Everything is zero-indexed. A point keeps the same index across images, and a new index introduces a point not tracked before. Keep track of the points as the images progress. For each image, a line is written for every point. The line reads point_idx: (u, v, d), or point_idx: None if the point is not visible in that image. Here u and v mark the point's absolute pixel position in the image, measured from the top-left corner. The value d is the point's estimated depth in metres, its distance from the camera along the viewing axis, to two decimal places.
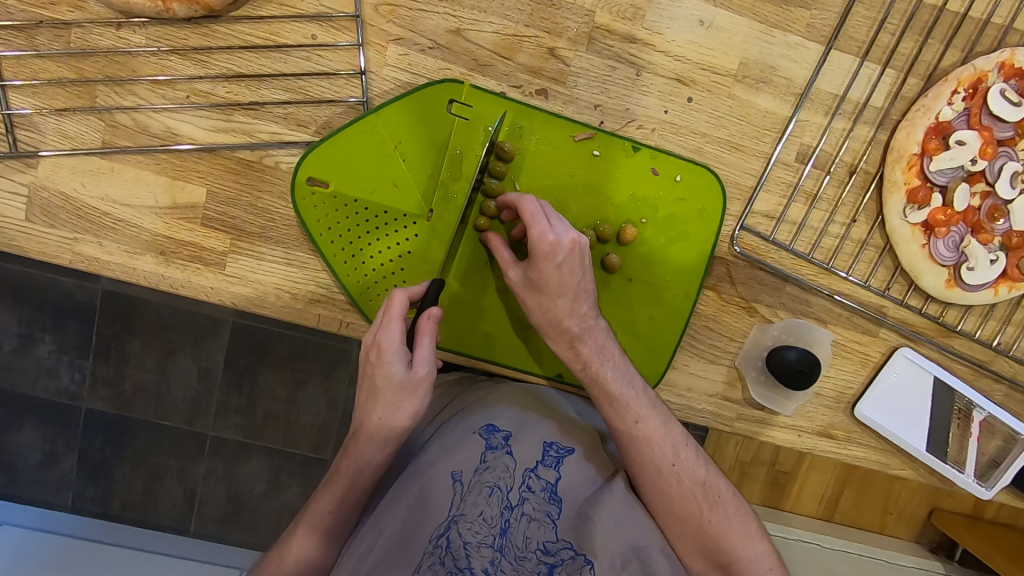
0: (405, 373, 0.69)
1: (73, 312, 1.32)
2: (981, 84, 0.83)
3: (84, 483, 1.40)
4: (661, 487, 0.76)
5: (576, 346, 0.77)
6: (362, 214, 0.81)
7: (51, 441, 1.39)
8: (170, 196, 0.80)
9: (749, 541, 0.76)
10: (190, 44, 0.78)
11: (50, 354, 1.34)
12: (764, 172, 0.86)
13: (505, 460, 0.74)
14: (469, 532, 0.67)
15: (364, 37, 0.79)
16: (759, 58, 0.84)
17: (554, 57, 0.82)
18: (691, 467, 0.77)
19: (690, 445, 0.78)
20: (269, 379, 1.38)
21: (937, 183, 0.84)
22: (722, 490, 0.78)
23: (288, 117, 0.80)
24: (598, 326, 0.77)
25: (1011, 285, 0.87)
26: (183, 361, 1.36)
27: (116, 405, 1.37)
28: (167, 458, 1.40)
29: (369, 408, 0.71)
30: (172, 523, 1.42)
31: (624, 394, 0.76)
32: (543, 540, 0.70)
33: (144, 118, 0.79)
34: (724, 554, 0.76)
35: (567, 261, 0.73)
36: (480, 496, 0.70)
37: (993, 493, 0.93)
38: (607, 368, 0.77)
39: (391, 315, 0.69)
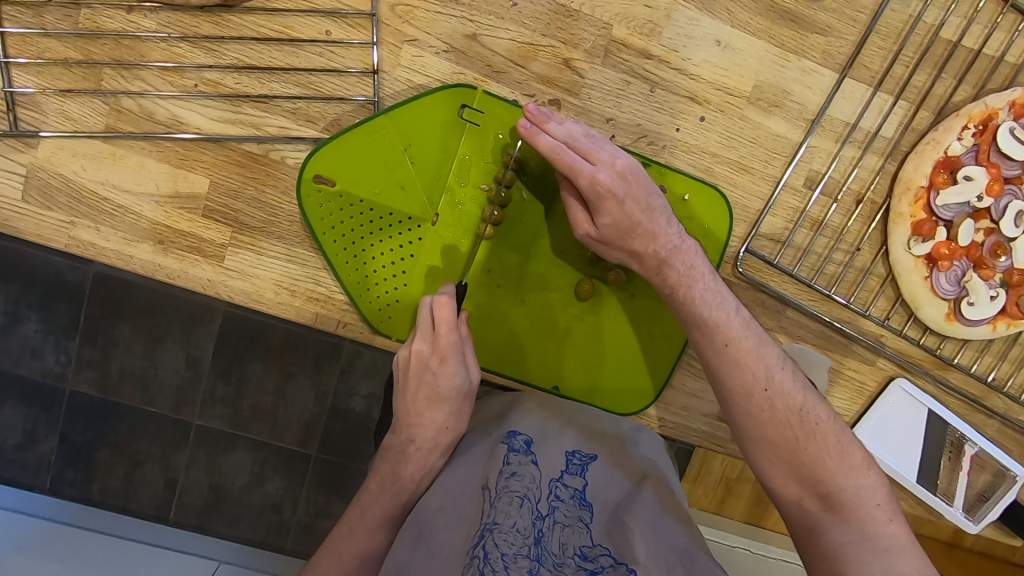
0: (465, 380, 0.76)
1: (63, 293, 1.30)
2: (990, 121, 0.83)
3: (66, 465, 1.38)
4: (751, 410, 0.70)
5: (663, 271, 0.75)
6: (366, 215, 0.80)
7: (34, 422, 1.37)
8: (171, 186, 0.79)
9: (859, 474, 0.67)
10: (201, 32, 0.76)
11: (37, 333, 1.32)
12: (772, 196, 0.86)
13: (532, 469, 0.73)
14: (506, 544, 0.64)
15: (379, 36, 0.78)
16: (773, 81, 0.83)
17: (569, 68, 0.81)
18: (789, 392, 0.70)
19: (786, 369, 0.72)
20: (259, 370, 1.36)
21: (943, 217, 0.85)
22: (823, 419, 0.70)
23: (297, 112, 0.79)
24: (686, 246, 0.75)
25: (1009, 322, 0.88)
26: (172, 347, 1.33)
27: (102, 388, 1.34)
28: (150, 444, 1.38)
29: (430, 416, 0.76)
30: (152, 511, 1.40)
31: (712, 315, 0.72)
32: (579, 545, 0.69)
33: (150, 105, 0.78)
34: (826, 484, 0.66)
35: (625, 190, 0.72)
36: (510, 507, 0.68)
37: (981, 527, 0.94)
38: (697, 289, 0.74)
39: (447, 326, 0.73)
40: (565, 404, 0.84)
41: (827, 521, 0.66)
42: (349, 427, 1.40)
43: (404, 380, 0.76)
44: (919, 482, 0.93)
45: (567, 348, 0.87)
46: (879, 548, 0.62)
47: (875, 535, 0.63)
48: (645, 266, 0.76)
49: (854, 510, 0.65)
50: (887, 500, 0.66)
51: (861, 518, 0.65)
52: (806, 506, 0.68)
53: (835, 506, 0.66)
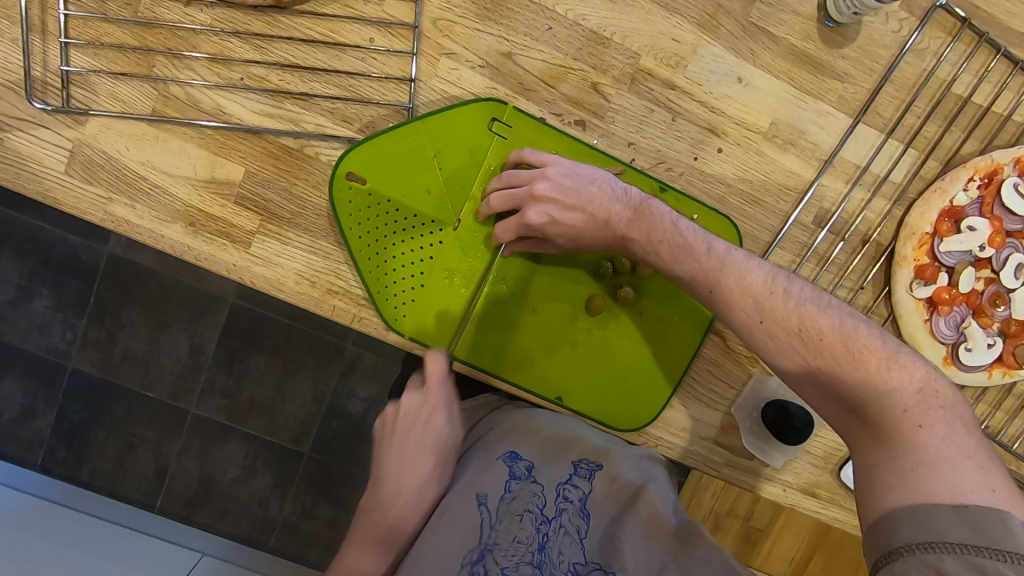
0: (450, 432, 0.82)
1: (78, 271, 1.33)
2: (996, 175, 0.87)
3: (58, 443, 1.38)
4: (754, 344, 0.70)
5: (647, 244, 0.77)
6: (391, 215, 0.82)
7: (32, 398, 1.37)
8: (208, 171, 0.83)
9: (884, 379, 0.61)
10: (253, 30, 0.81)
11: (47, 309, 1.34)
12: (781, 229, 0.89)
13: (533, 488, 0.77)
14: (506, 557, 0.70)
15: (419, 48, 0.82)
16: (790, 120, 0.87)
17: (597, 92, 0.85)
18: (793, 313, 0.66)
19: (790, 283, 0.69)
20: (261, 364, 1.39)
21: (945, 264, 0.87)
22: (830, 331, 0.64)
23: (334, 112, 0.83)
24: (643, 208, 0.78)
25: (1004, 371, 0.90)
26: (177, 334, 1.37)
27: (103, 370, 1.37)
28: (145, 429, 1.39)
29: (412, 462, 0.79)
30: (140, 497, 1.40)
31: (686, 270, 0.74)
32: (573, 560, 0.72)
33: (196, 93, 0.81)
34: (851, 398, 0.62)
35: (575, 194, 0.78)
36: (512, 524, 0.73)
37: None
38: (667, 247, 0.76)
39: (438, 376, 0.82)
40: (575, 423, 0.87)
41: (869, 438, 0.61)
42: (349, 426, 1.42)
43: (389, 434, 0.82)
44: None
45: (573, 360, 0.90)
46: (907, 468, 0.57)
47: (908, 450, 0.58)
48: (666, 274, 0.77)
49: (891, 419, 0.60)
50: (926, 404, 0.59)
51: (895, 430, 0.59)
52: (843, 424, 0.64)
53: (868, 422, 0.61)
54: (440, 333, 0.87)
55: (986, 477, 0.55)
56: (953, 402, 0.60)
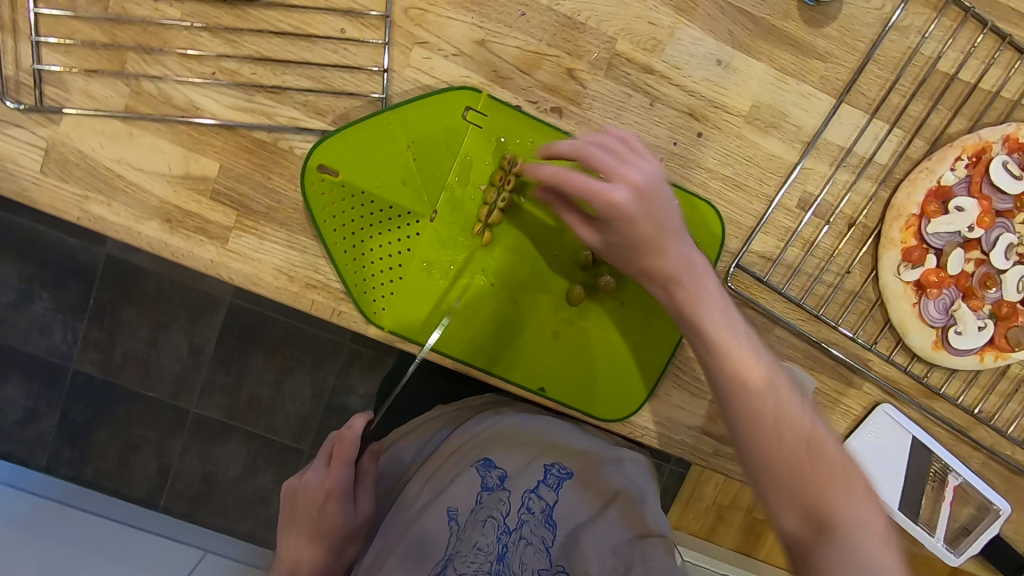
0: (349, 518, 0.84)
1: (75, 272, 1.33)
2: (984, 154, 0.84)
3: (62, 444, 1.40)
4: (745, 422, 0.58)
5: (668, 288, 0.68)
6: (367, 207, 0.82)
7: (35, 399, 1.39)
8: (182, 167, 0.83)
9: (849, 500, 0.52)
10: (222, 23, 0.80)
11: (47, 311, 1.35)
12: (765, 214, 0.88)
13: (500, 497, 0.81)
14: (465, 563, 0.74)
15: (391, 37, 0.81)
16: (771, 103, 0.85)
17: (573, 79, 0.84)
18: (753, 378, 0.59)
19: (756, 342, 0.63)
20: (259, 362, 1.38)
21: (933, 245, 0.86)
22: (816, 433, 0.56)
23: (307, 104, 0.82)
24: (696, 263, 0.68)
25: (996, 354, 0.88)
26: (176, 334, 1.37)
27: (104, 370, 1.38)
28: (146, 429, 1.40)
29: (306, 551, 0.82)
30: (143, 495, 1.42)
31: (691, 324, 0.65)
32: (538, 567, 0.76)
33: (169, 89, 0.81)
34: (818, 504, 0.53)
35: (636, 208, 0.68)
36: (475, 532, 0.77)
37: (961, 559, 0.94)
38: (684, 292, 0.66)
39: (342, 460, 0.83)
40: (557, 421, 0.92)
41: (821, 549, 0.52)
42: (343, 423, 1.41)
43: (294, 507, 0.84)
44: (900, 510, 0.93)
45: (555, 352, 0.89)
46: None
47: (864, 567, 0.49)
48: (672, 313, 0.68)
49: (816, 507, 0.53)
50: (885, 536, 0.52)
51: (852, 542, 0.51)
52: (797, 535, 0.53)
53: (828, 531, 0.52)
54: (420, 326, 0.86)
55: None
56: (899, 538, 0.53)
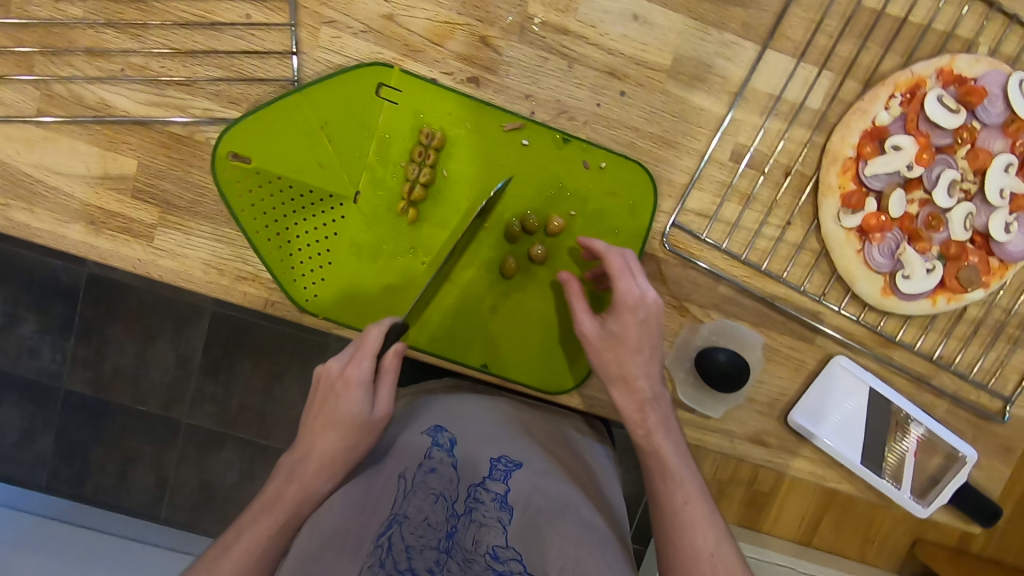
0: (367, 410, 0.74)
1: (58, 293, 1.32)
2: (919, 89, 0.82)
3: (60, 462, 1.39)
4: (646, 463, 0.73)
5: (605, 357, 0.76)
6: (286, 192, 0.81)
7: (30, 420, 1.37)
8: (101, 167, 0.82)
9: (694, 510, 0.69)
10: (126, 19, 0.80)
11: (34, 333, 1.33)
12: (697, 170, 0.85)
13: (450, 470, 0.73)
14: (412, 536, 0.63)
15: (298, 19, 0.80)
16: (693, 55, 0.83)
17: (486, 46, 0.82)
18: (670, 469, 0.72)
19: (673, 434, 0.75)
20: (248, 368, 1.35)
21: (873, 188, 0.83)
22: (686, 466, 0.72)
23: (220, 94, 0.81)
24: (650, 305, 0.75)
25: (949, 297, 0.86)
26: (163, 346, 1.34)
27: (95, 389, 1.36)
28: (141, 443, 1.38)
29: (321, 440, 0.73)
30: (143, 509, 1.40)
31: (608, 374, 0.76)
32: (493, 544, 0.66)
33: (80, 89, 0.80)
34: (678, 518, 0.69)
35: (648, 318, 0.75)
36: (422, 502, 0.68)
37: (931, 511, 0.91)
38: (614, 355, 0.75)
39: (365, 352, 0.74)
40: (508, 410, 0.87)
41: (677, 543, 0.68)
42: None
43: (314, 396, 0.76)
44: (866, 465, 0.90)
45: (494, 327, 0.87)
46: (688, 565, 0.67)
47: (695, 552, 0.67)
48: (617, 346, 0.75)
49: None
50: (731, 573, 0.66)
51: (688, 539, 0.68)
52: (667, 541, 0.69)
53: (681, 533, 0.68)
54: (352, 310, 0.85)
55: None
56: None
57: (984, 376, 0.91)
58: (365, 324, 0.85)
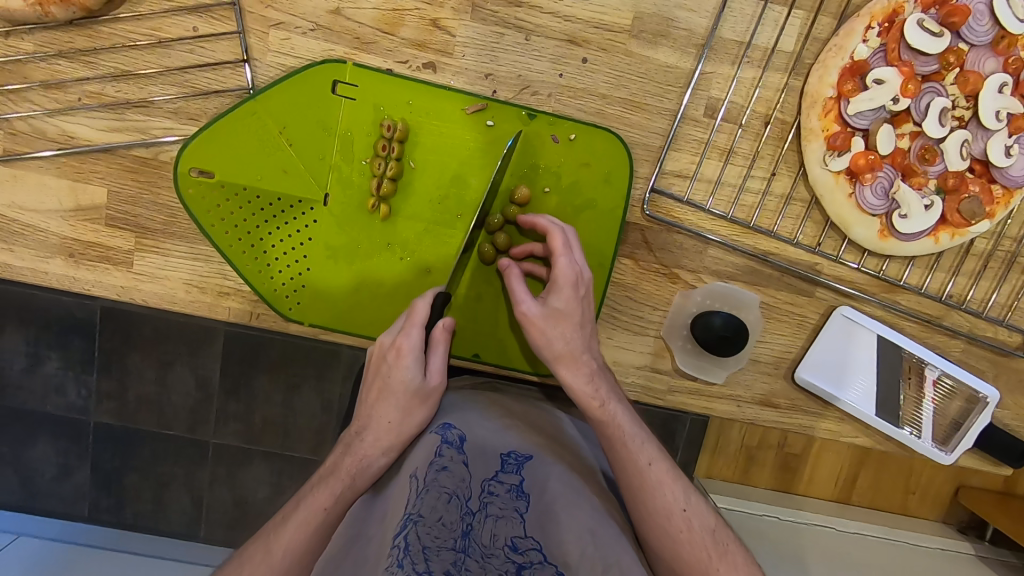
0: (421, 379, 0.71)
1: (76, 328, 1.16)
2: (896, 17, 0.77)
3: (99, 493, 1.27)
4: (602, 432, 0.71)
5: (550, 337, 0.72)
6: (254, 203, 0.81)
7: (66, 454, 1.25)
8: (72, 199, 0.82)
9: (658, 469, 0.70)
10: (76, 47, 0.79)
11: (58, 370, 1.18)
12: (671, 130, 0.82)
13: (463, 467, 0.66)
14: (429, 537, 0.56)
15: (244, 25, 0.79)
16: (654, 11, 0.80)
17: (438, 29, 0.79)
18: (628, 434, 0.71)
19: (621, 400, 0.74)
20: (265, 384, 1.21)
21: (858, 127, 0.79)
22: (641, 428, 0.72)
23: (178, 111, 0.80)
24: (587, 279, 0.74)
25: (952, 232, 0.82)
26: (181, 370, 1.19)
27: (122, 418, 1.22)
28: (173, 465, 1.26)
29: (378, 411, 0.71)
30: (181, 529, 1.29)
31: (554, 351, 0.72)
32: (510, 536, 0.61)
33: (40, 123, 0.80)
34: (646, 481, 0.69)
35: (585, 291, 0.74)
36: (437, 501, 0.60)
37: (954, 458, 0.86)
38: (566, 330, 0.72)
39: (414, 322, 0.72)
40: (496, 400, 0.81)
41: (649, 504, 0.69)
42: None
43: (368, 373, 0.74)
44: (879, 416, 0.87)
45: (480, 315, 0.86)
46: (663, 520, 0.68)
47: (667, 509, 0.69)
48: (563, 322, 0.72)
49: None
50: (698, 517, 0.69)
51: (659, 500, 0.69)
52: (639, 502, 0.69)
53: (651, 494, 0.69)
54: (337, 313, 0.84)
55: (718, 537, 0.69)
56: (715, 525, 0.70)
57: (1000, 311, 0.87)
58: (351, 326, 0.85)
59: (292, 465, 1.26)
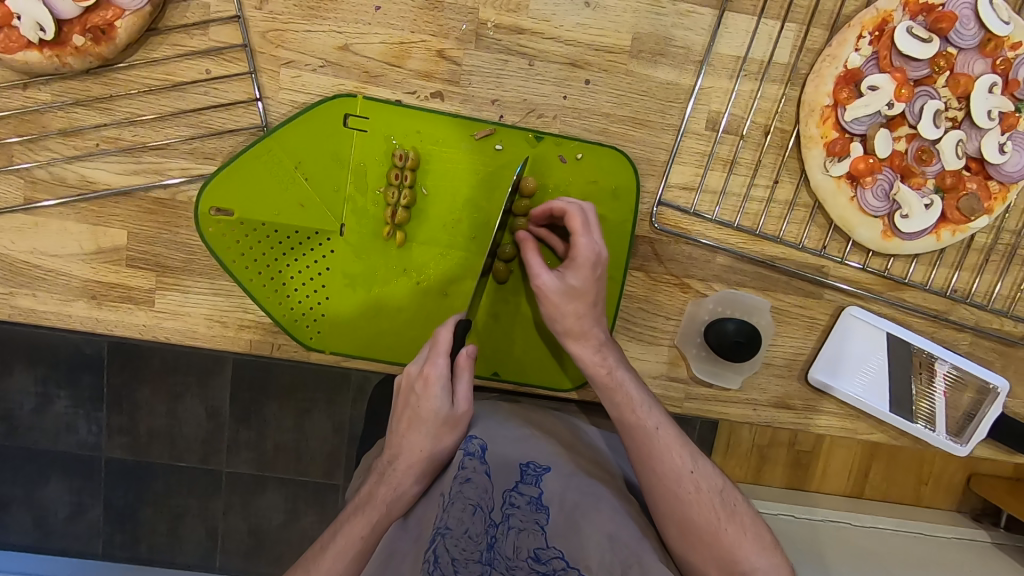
0: (448, 407, 0.72)
1: (85, 365, 1.17)
2: (886, 25, 0.80)
3: (113, 529, 1.27)
4: (609, 399, 0.75)
5: (564, 311, 0.76)
6: (273, 237, 0.83)
7: (78, 492, 1.25)
8: (93, 242, 0.84)
9: (664, 434, 0.73)
10: (93, 95, 0.81)
11: (68, 409, 1.19)
12: (675, 144, 0.85)
13: (485, 477, 0.68)
14: (457, 549, 0.60)
15: (256, 65, 0.81)
16: (652, 31, 0.82)
17: (444, 59, 0.82)
18: (636, 400, 0.74)
19: (630, 370, 0.77)
20: (276, 411, 1.22)
21: (855, 132, 0.81)
22: (646, 396, 0.75)
23: (194, 151, 0.82)
24: (604, 260, 0.76)
25: (953, 229, 0.84)
26: (191, 402, 1.20)
27: (134, 453, 1.22)
28: (187, 497, 1.26)
29: (409, 440, 0.72)
30: (198, 561, 1.30)
31: (567, 323, 0.76)
32: (533, 548, 0.62)
33: (59, 170, 0.82)
34: (651, 444, 0.72)
35: (602, 269, 0.77)
36: (463, 513, 0.63)
37: (971, 448, 0.88)
38: (578, 306, 0.76)
39: (438, 350, 0.72)
40: (515, 410, 0.82)
41: (655, 466, 0.71)
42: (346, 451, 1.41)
43: (398, 403, 0.75)
44: (894, 412, 0.88)
45: (497, 334, 0.87)
46: (671, 482, 0.71)
47: (674, 472, 0.71)
48: (576, 300, 0.76)
49: (732, 556, 0.69)
50: (704, 480, 0.72)
51: (665, 462, 0.71)
52: (646, 466, 0.72)
53: (657, 457, 0.72)
54: (357, 340, 0.86)
55: (725, 500, 0.71)
56: (723, 488, 0.72)
57: (1003, 303, 0.89)
58: (372, 352, 0.86)
59: (307, 490, 1.27)
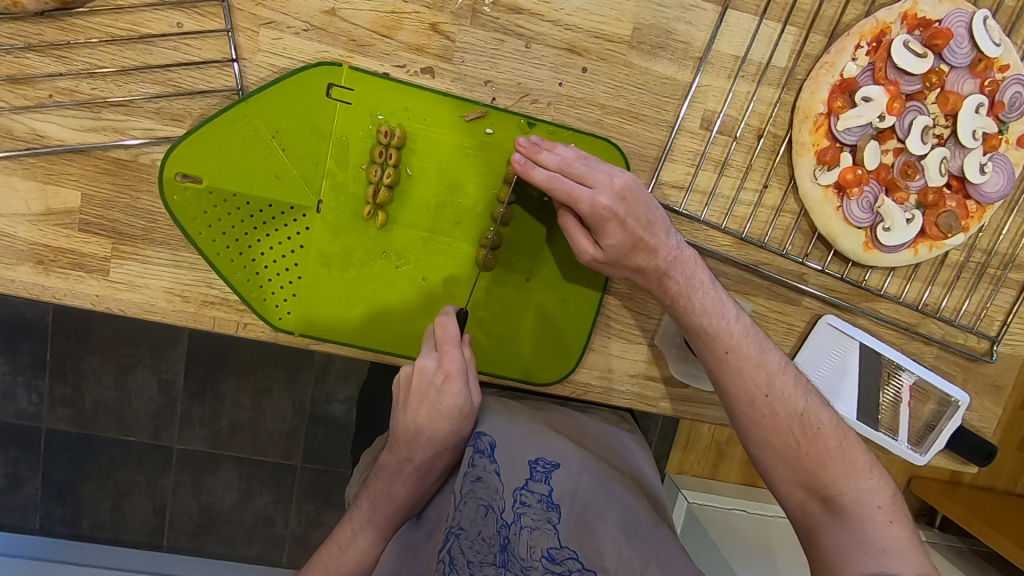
0: (467, 400, 0.71)
1: (25, 331, 1.14)
2: (884, 37, 0.80)
3: (52, 503, 1.22)
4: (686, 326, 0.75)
5: (634, 257, 0.75)
6: (244, 209, 0.78)
7: (14, 464, 1.20)
8: (42, 203, 0.76)
9: (736, 366, 0.72)
10: (47, 40, 0.73)
11: (3, 375, 1.15)
12: (668, 141, 0.83)
13: (496, 477, 0.70)
14: (471, 551, 0.63)
15: (233, 23, 0.75)
16: (653, 22, 0.80)
17: (437, 33, 0.77)
18: (708, 328, 0.74)
19: (713, 287, 0.75)
20: (233, 387, 1.19)
21: (846, 142, 0.82)
22: (726, 320, 0.74)
23: (160, 112, 0.76)
24: (628, 194, 0.72)
25: (930, 245, 0.85)
26: (143, 374, 1.17)
27: (79, 426, 1.18)
28: (133, 473, 1.21)
29: (429, 436, 0.71)
30: (144, 539, 1.25)
31: (641, 263, 0.75)
32: (547, 547, 0.65)
33: (6, 121, 0.75)
34: (725, 376, 0.73)
35: (627, 211, 0.72)
36: (476, 514, 0.66)
37: (929, 458, 0.91)
38: (638, 256, 0.75)
39: (450, 343, 0.69)
40: (524, 407, 0.82)
41: (730, 398, 0.73)
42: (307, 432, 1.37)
43: (406, 396, 0.71)
44: (861, 420, 0.90)
45: (478, 324, 0.85)
46: (747, 415, 0.72)
47: (748, 406, 0.72)
48: (626, 251, 0.74)
49: (820, 479, 0.68)
50: (786, 407, 0.71)
51: (741, 393, 0.72)
52: (725, 398, 0.73)
53: (730, 388, 0.73)
54: (330, 325, 0.82)
55: (810, 426, 0.70)
56: (808, 414, 0.71)
57: (970, 319, 0.92)
58: (348, 338, 0.83)
59: (263, 470, 1.23)
